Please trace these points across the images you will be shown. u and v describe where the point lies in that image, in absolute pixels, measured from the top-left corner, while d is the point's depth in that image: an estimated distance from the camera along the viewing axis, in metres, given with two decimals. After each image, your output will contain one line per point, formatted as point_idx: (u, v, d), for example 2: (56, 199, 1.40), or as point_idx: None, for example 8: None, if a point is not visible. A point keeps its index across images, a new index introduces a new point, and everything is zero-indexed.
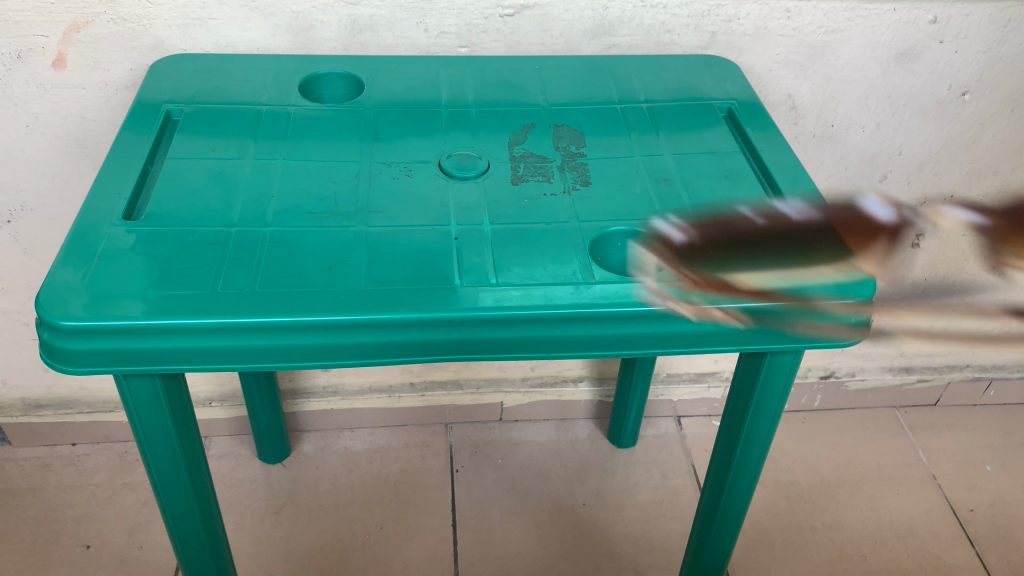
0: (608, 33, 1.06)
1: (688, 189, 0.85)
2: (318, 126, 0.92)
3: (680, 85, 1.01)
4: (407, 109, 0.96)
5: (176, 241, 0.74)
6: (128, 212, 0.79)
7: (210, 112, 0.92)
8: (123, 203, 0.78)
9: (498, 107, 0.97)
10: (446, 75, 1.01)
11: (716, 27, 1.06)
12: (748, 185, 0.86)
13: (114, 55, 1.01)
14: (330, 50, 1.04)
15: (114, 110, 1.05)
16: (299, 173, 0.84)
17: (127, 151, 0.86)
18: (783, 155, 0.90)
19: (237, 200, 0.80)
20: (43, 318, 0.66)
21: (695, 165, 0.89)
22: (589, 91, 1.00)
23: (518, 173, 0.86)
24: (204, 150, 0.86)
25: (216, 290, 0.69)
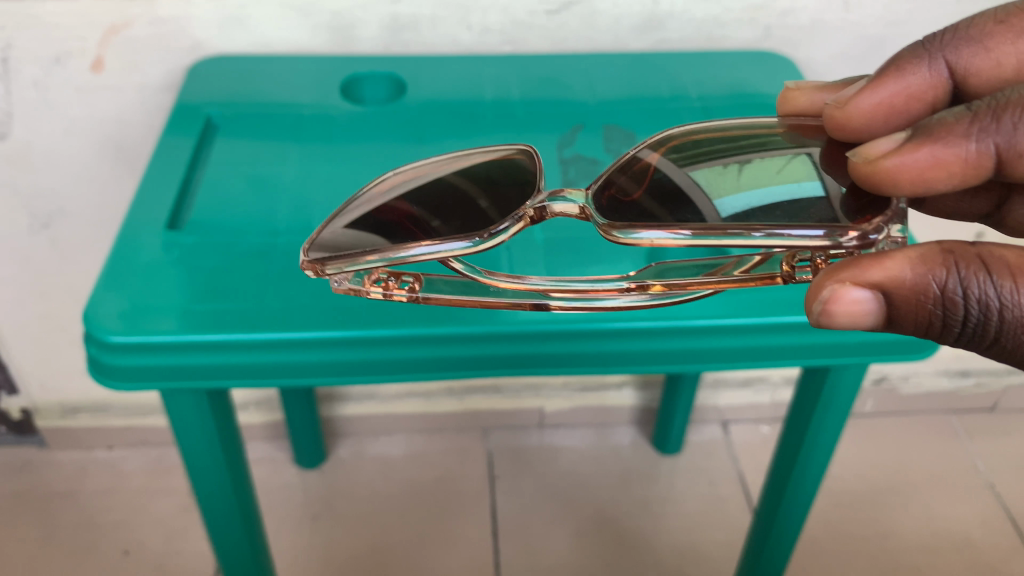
0: (658, 28, 1.01)
1: None
2: (361, 130, 0.88)
3: (734, 83, 0.97)
4: (450, 111, 0.92)
5: (221, 251, 0.72)
6: (172, 220, 0.76)
7: (251, 118, 0.90)
8: (168, 212, 0.76)
9: (543, 108, 0.93)
10: (491, 75, 0.98)
11: (771, 20, 1.01)
12: None
13: (152, 58, 0.98)
14: (370, 49, 1.00)
15: (152, 113, 1.03)
16: (344, 179, 0.81)
17: (169, 161, 0.83)
18: None
19: (281, 206, 0.77)
20: (89, 334, 0.64)
21: None
22: (640, 91, 0.96)
23: (568, 176, 0.83)
24: (245, 157, 0.84)
25: (264, 304, 0.67)
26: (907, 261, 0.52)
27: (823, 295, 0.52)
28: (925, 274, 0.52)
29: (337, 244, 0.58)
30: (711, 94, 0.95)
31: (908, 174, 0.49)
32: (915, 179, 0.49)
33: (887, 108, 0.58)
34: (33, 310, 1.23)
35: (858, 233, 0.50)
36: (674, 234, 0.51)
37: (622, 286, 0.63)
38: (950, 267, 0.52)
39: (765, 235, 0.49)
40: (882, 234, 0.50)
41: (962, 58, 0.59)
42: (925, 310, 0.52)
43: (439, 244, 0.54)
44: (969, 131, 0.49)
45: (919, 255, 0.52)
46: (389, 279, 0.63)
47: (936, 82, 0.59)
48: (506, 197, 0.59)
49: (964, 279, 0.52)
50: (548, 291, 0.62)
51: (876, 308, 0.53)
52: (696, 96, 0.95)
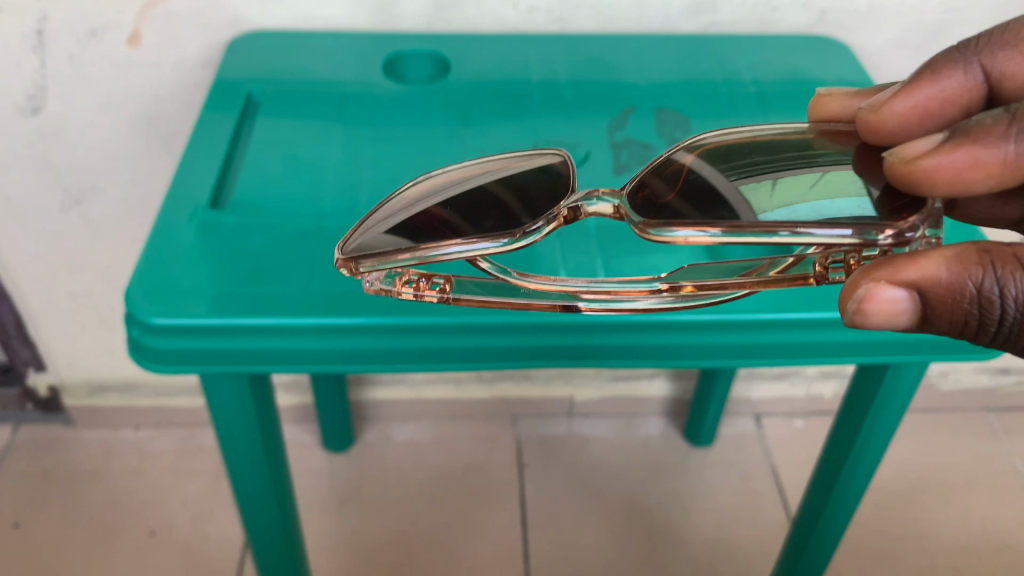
0: (709, 9, 0.98)
1: None
2: (405, 110, 0.86)
3: (788, 68, 0.94)
4: (497, 91, 0.90)
5: (266, 231, 0.70)
6: (215, 200, 0.74)
7: (293, 95, 0.87)
8: (211, 191, 0.74)
9: (592, 90, 0.91)
10: (537, 55, 0.95)
11: (826, 3, 0.98)
12: None
13: (190, 32, 0.96)
14: (413, 27, 0.98)
15: (189, 89, 1.01)
16: (389, 161, 0.79)
17: (211, 138, 0.81)
18: None
19: (326, 186, 0.75)
20: (132, 315, 0.62)
21: None
22: (691, 74, 0.93)
23: (620, 161, 0.80)
24: (288, 136, 0.82)
25: (311, 287, 0.65)
26: (942, 260, 0.50)
27: (857, 294, 0.50)
28: (960, 274, 0.50)
29: (369, 242, 0.56)
30: (765, 79, 0.92)
31: (948, 173, 0.45)
32: (957, 179, 0.45)
33: (927, 113, 0.53)
34: (63, 287, 1.22)
35: (893, 231, 0.48)
36: (706, 233, 0.48)
37: (652, 287, 0.60)
38: (986, 266, 0.49)
39: (793, 234, 0.48)
40: (916, 232, 0.49)
41: (999, 61, 0.54)
42: (960, 309, 0.50)
43: (470, 243, 0.52)
44: (1008, 131, 0.45)
45: (953, 254, 0.50)
46: (420, 280, 0.60)
47: (973, 85, 0.54)
48: (538, 196, 0.56)
49: (1003, 278, 0.49)
50: (579, 293, 0.60)
51: (911, 308, 0.51)
52: (750, 81, 0.92)
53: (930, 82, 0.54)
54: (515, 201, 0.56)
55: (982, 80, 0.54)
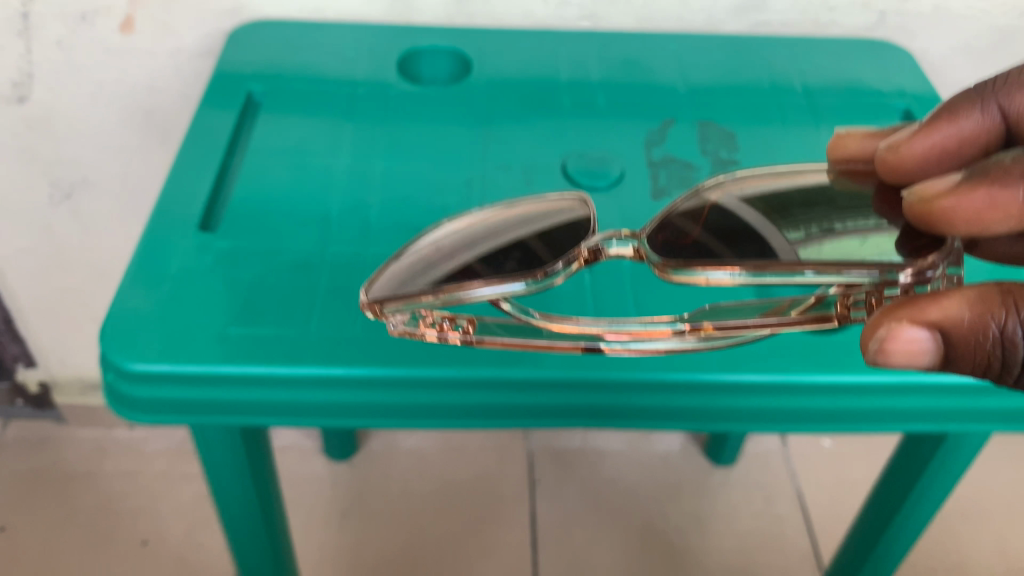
0: (758, 9, 0.89)
1: None
2: (421, 117, 0.78)
3: (844, 78, 0.85)
4: (523, 98, 0.81)
5: (263, 260, 0.62)
6: (205, 220, 0.67)
7: (299, 98, 0.80)
8: (200, 209, 0.67)
9: (627, 98, 0.82)
10: (567, 57, 0.87)
11: (888, 4, 0.89)
12: None
13: (188, 20, 0.88)
14: (432, 20, 0.89)
15: (187, 80, 0.93)
16: (402, 178, 0.71)
17: (206, 145, 0.74)
18: None
19: (331, 204, 0.68)
20: (106, 358, 0.55)
21: None
22: (737, 83, 0.84)
23: (658, 184, 0.72)
24: (291, 146, 0.74)
25: (310, 331, 0.57)
26: (967, 299, 0.43)
27: (878, 333, 0.44)
28: (982, 315, 0.43)
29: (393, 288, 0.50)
30: (819, 90, 0.84)
31: (958, 217, 0.40)
32: (971, 224, 0.40)
33: (945, 159, 0.46)
34: (54, 283, 1.15)
35: (914, 271, 0.44)
36: (730, 273, 0.44)
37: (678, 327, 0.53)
38: (1010, 307, 0.43)
39: (818, 274, 0.43)
40: (937, 271, 0.45)
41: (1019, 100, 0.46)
42: (982, 354, 0.43)
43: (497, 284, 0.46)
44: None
45: (976, 293, 0.43)
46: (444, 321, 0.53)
47: (991, 127, 0.47)
48: (562, 239, 0.52)
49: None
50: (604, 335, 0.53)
51: (932, 353, 0.44)
52: (802, 91, 0.83)
53: (952, 122, 0.47)
54: (537, 244, 0.51)
55: (1004, 121, 0.47)
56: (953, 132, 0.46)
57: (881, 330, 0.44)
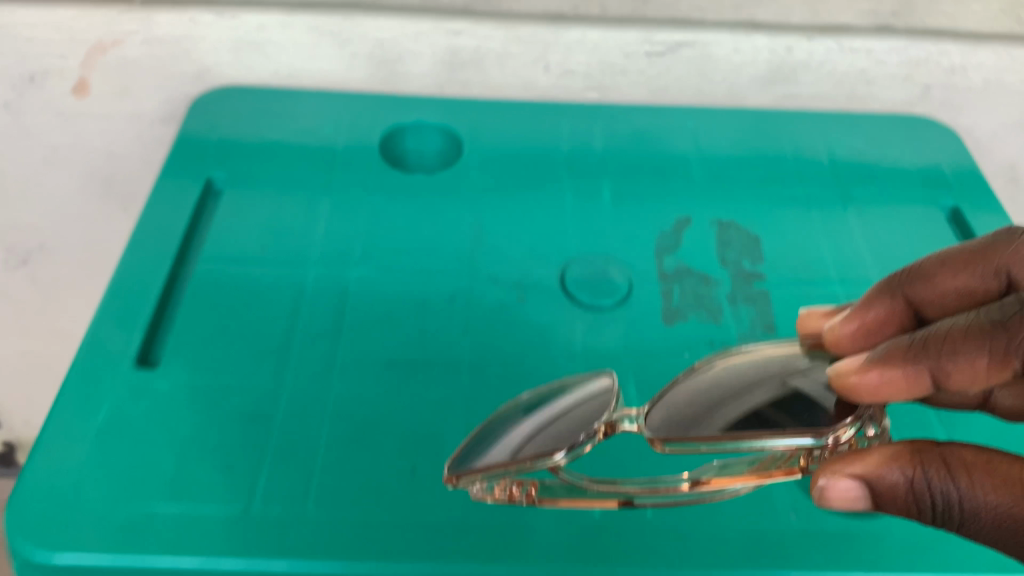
0: (786, 81, 0.79)
1: None
2: (403, 210, 0.69)
3: (872, 156, 0.79)
4: (518, 187, 0.72)
5: (205, 407, 0.54)
6: (143, 353, 0.59)
7: (267, 187, 0.71)
8: (137, 339, 0.59)
9: (636, 189, 0.73)
10: (571, 135, 0.78)
11: (933, 79, 0.79)
12: None
13: (148, 84, 0.79)
14: (421, 88, 0.80)
15: (149, 145, 0.84)
16: (375, 294, 0.62)
17: (156, 246, 0.65)
18: None
19: (292, 329, 0.59)
20: (14, 548, 0.47)
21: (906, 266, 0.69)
22: (759, 172, 0.76)
23: (672, 303, 0.63)
24: (253, 250, 0.66)
25: (252, 509, 0.49)
26: (888, 455, 0.40)
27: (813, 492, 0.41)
28: (890, 477, 0.40)
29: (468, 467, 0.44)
30: (848, 172, 0.77)
31: (862, 391, 0.39)
32: (876, 397, 0.38)
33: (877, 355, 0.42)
34: None
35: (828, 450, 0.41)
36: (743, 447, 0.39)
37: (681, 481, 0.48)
38: (917, 469, 0.39)
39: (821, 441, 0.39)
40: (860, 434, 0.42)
41: (927, 288, 0.43)
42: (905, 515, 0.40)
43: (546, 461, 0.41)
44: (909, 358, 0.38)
45: (890, 452, 0.40)
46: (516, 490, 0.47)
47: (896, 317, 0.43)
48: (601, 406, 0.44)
49: (962, 489, 0.38)
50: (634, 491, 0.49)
51: (865, 501, 0.41)
52: (829, 161, 0.78)
53: (867, 309, 0.43)
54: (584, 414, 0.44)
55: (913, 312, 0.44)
56: (869, 324, 0.43)
57: (816, 476, 0.41)
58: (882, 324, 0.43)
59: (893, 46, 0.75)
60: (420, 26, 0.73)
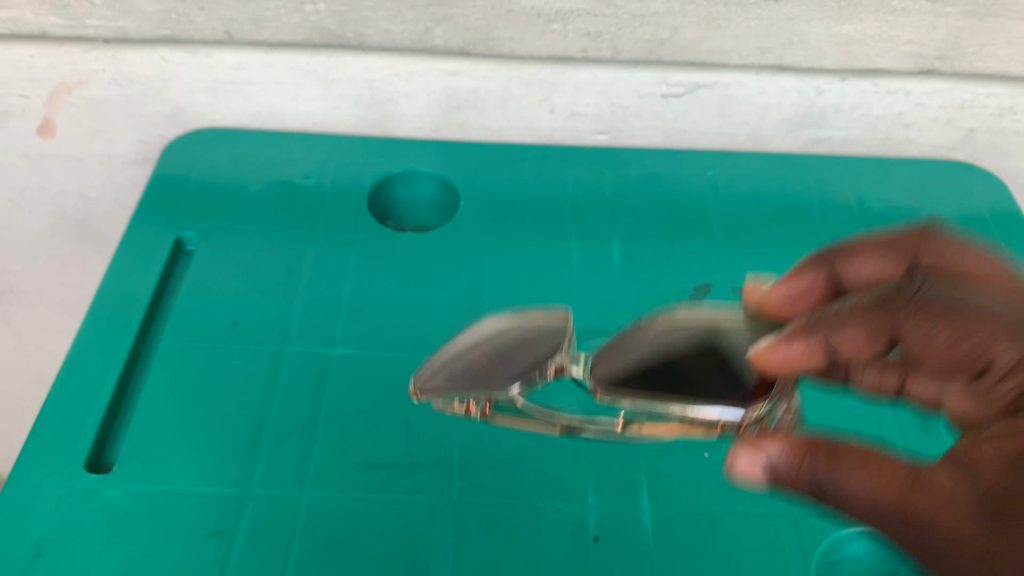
0: (815, 124, 0.71)
1: None
2: (390, 275, 0.62)
3: (906, 203, 0.72)
4: (519, 249, 0.65)
5: (160, 522, 0.47)
6: (96, 458, 0.51)
7: (241, 250, 0.64)
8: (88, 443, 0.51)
9: (651, 248, 0.66)
10: (578, 184, 0.71)
11: (978, 123, 0.71)
12: None
13: (119, 125, 0.72)
14: (415, 129, 0.73)
15: (123, 188, 0.78)
16: (354, 381, 0.55)
17: (113, 324, 0.58)
18: None
19: (262, 426, 0.52)
20: None
21: None
22: (786, 227, 0.68)
23: None
24: (221, 327, 0.58)
25: None
26: (789, 440, 0.34)
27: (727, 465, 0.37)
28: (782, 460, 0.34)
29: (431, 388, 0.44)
30: (881, 220, 0.70)
31: (774, 365, 0.36)
32: (789, 369, 0.36)
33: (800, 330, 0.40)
34: None
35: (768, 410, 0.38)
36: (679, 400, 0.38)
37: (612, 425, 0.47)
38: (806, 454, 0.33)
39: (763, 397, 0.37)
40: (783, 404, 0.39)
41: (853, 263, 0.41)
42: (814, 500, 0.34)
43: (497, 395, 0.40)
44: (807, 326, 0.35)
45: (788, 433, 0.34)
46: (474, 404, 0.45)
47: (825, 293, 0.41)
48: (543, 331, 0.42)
49: (843, 476, 0.32)
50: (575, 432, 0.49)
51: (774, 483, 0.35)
52: (859, 209, 0.71)
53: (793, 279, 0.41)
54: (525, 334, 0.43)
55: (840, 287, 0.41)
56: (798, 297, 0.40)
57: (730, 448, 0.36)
58: (815, 291, 0.41)
59: (936, 89, 0.67)
60: (412, 66, 0.66)
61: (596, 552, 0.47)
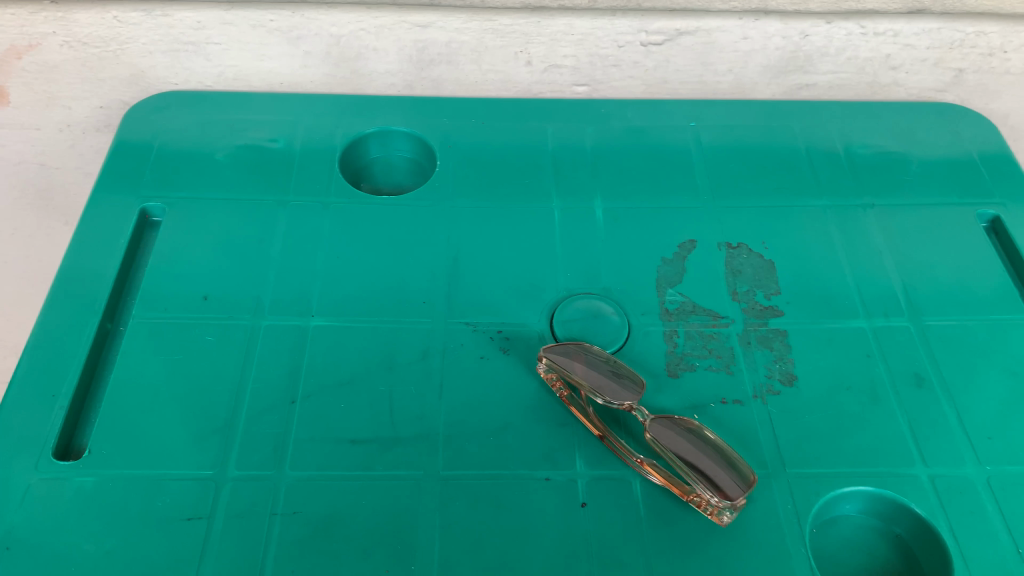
0: (801, 69, 0.69)
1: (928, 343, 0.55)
2: (365, 241, 0.60)
3: (894, 149, 0.69)
4: (498, 209, 0.63)
5: (137, 509, 0.46)
6: (66, 445, 0.49)
7: (209, 219, 0.61)
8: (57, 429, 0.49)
9: (635, 204, 0.64)
10: (557, 138, 0.69)
11: (967, 63, 0.68)
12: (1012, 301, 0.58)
13: (76, 90, 0.69)
14: (388, 86, 0.70)
15: (87, 156, 0.75)
16: (332, 354, 0.53)
17: (79, 301, 0.55)
18: None
19: (239, 405, 0.50)
20: None
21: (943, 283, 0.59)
22: (773, 177, 0.66)
23: (677, 350, 0.54)
24: (192, 301, 0.56)
25: None
26: None
27: None
28: None
29: None
30: (869, 167, 0.67)
31: None
32: None
33: None
34: None
35: None
36: None
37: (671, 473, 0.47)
38: None
39: None
40: None
41: None
42: None
43: None
44: None
45: None
46: None
47: None
48: None
49: None
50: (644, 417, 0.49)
51: None
52: (845, 155, 0.68)
53: None
54: None
55: None
56: None
57: None
58: None
59: (925, 29, 0.65)
60: (381, 19, 0.63)
61: (606, 508, 0.47)
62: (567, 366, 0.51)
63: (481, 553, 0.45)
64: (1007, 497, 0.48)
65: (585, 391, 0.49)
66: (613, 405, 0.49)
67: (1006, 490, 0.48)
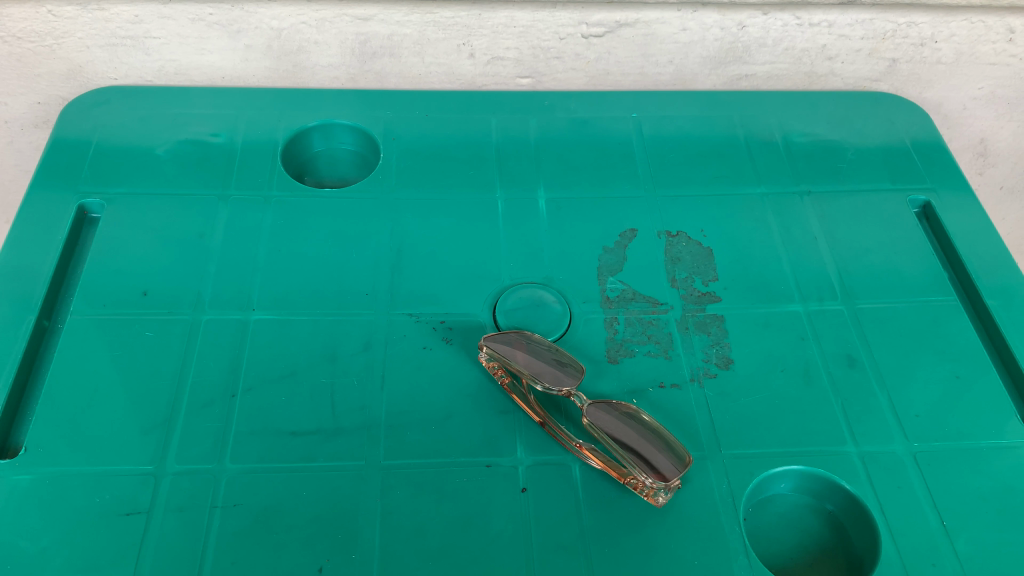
0: (740, 60, 0.70)
1: (860, 326, 0.57)
2: (309, 233, 0.60)
3: (831, 137, 0.71)
4: (442, 201, 0.63)
5: (74, 506, 0.45)
6: (2, 444, 0.49)
7: (149, 215, 0.61)
8: None
9: (578, 194, 0.64)
10: (501, 130, 0.69)
11: (900, 52, 0.70)
12: (943, 284, 0.60)
13: (12, 86, 0.68)
14: (331, 80, 0.70)
15: (25, 152, 0.76)
16: (273, 347, 0.53)
17: (15, 299, 0.55)
18: (990, 234, 0.64)
19: (180, 400, 0.50)
20: None
21: (876, 267, 0.61)
22: (713, 165, 0.68)
23: (617, 336, 0.55)
24: (131, 297, 0.55)
25: None
26: None
27: None
28: None
29: None
30: (805, 155, 0.69)
31: None
32: None
33: None
34: None
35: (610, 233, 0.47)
36: None
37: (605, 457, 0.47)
38: None
39: None
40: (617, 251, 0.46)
41: None
42: None
43: None
44: None
45: None
46: None
47: None
48: None
49: None
50: (584, 404, 0.50)
51: None
52: (783, 143, 0.70)
53: None
54: None
55: None
56: None
57: None
58: None
59: (858, 20, 0.66)
60: (321, 12, 0.63)
61: (554, 489, 0.47)
62: (508, 353, 0.51)
63: (421, 539, 0.45)
64: (934, 472, 0.49)
65: (525, 378, 0.50)
66: (552, 391, 0.50)
67: (933, 466, 0.50)
